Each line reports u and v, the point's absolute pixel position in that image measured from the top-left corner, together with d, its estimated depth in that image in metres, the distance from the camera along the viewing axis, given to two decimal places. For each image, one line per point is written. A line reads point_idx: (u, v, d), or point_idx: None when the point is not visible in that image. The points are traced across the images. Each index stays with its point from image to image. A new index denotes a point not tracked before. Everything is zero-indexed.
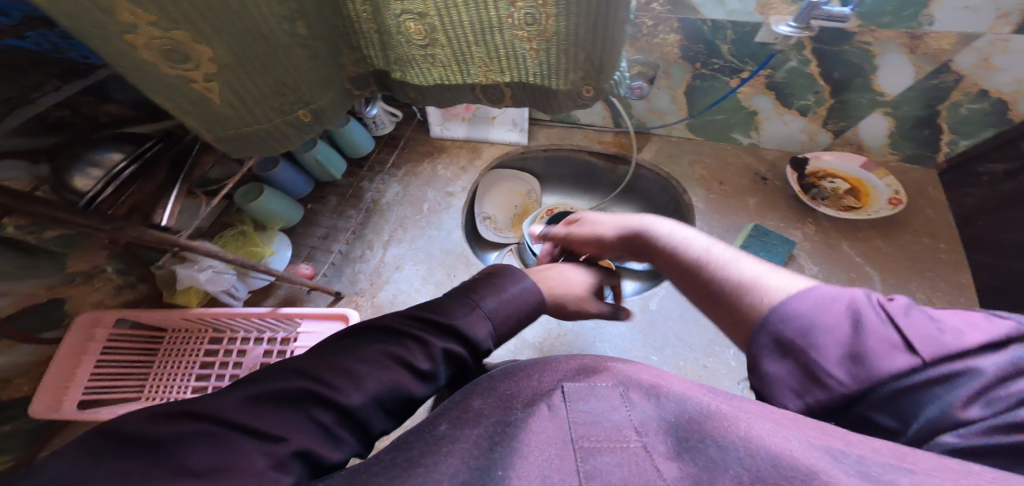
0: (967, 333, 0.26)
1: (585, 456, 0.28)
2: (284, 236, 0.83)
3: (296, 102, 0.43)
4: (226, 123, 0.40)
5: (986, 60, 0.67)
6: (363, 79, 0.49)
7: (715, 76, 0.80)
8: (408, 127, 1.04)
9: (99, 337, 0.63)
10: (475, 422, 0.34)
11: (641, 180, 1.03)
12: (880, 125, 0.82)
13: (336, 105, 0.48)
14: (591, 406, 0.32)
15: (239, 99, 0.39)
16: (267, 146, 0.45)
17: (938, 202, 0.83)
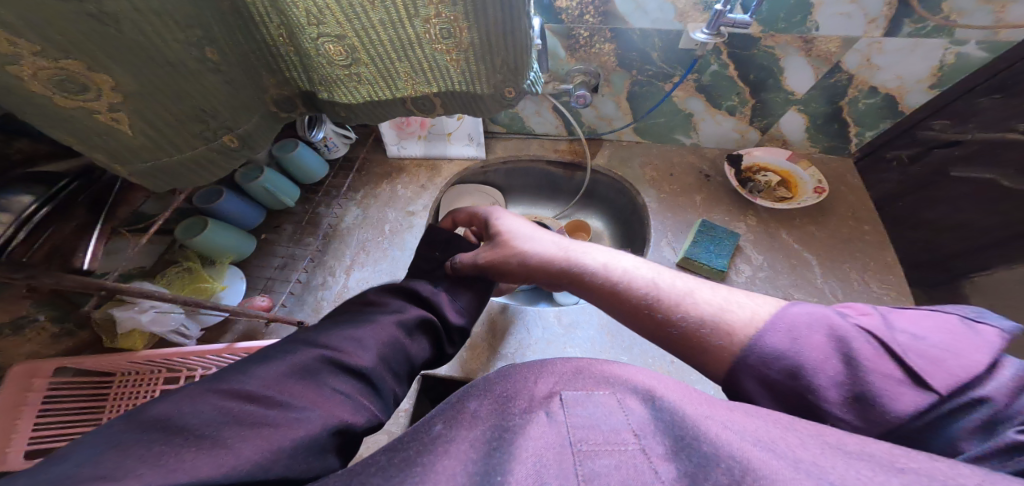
0: (972, 346, 0.32)
1: (584, 459, 0.29)
2: (236, 269, 0.82)
3: (219, 128, 0.44)
4: (145, 154, 0.39)
5: (868, 60, 0.75)
6: (289, 101, 0.52)
7: (651, 82, 0.85)
8: (363, 149, 1.05)
9: (39, 386, 0.58)
10: (471, 423, 0.34)
11: (599, 185, 1.06)
12: (796, 121, 0.89)
13: (260, 129, 0.49)
14: (587, 409, 0.33)
15: (154, 129, 0.38)
16: (193, 175, 0.44)
17: (856, 187, 0.91)
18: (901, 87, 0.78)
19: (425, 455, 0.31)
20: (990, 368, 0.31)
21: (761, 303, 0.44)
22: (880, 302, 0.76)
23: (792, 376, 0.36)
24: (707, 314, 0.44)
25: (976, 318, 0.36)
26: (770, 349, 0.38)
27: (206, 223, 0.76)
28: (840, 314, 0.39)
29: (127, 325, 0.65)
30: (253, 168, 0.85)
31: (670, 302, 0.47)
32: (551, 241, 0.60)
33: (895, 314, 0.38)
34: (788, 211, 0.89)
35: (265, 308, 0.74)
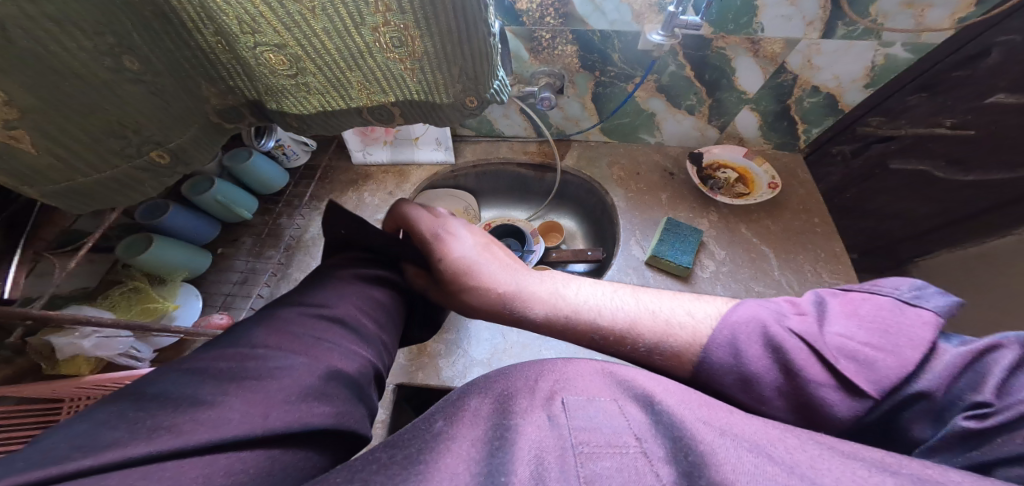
0: (906, 340, 0.34)
1: (585, 460, 0.28)
2: (190, 286, 0.77)
3: (143, 144, 0.42)
4: (54, 175, 0.37)
5: (809, 60, 0.79)
6: (235, 111, 0.50)
7: (613, 83, 0.87)
8: (326, 156, 1.02)
9: None
10: (472, 422, 0.33)
11: (569, 185, 1.07)
12: (750, 120, 0.93)
13: (194, 142, 0.47)
14: (587, 412, 0.32)
15: (62, 146, 0.36)
16: (111, 195, 0.42)
17: (807, 181, 0.97)
18: (839, 86, 0.84)
19: (426, 454, 0.29)
20: (925, 361, 0.33)
21: (708, 314, 0.44)
22: None
23: (743, 389, 0.38)
24: (654, 339, 0.44)
25: (911, 300, 0.37)
26: (717, 366, 0.39)
27: (151, 239, 0.72)
28: (778, 317, 0.39)
29: (69, 352, 0.62)
30: (202, 181, 0.82)
31: (617, 331, 0.46)
32: (503, 270, 0.56)
33: (834, 306, 0.39)
34: (746, 206, 0.93)
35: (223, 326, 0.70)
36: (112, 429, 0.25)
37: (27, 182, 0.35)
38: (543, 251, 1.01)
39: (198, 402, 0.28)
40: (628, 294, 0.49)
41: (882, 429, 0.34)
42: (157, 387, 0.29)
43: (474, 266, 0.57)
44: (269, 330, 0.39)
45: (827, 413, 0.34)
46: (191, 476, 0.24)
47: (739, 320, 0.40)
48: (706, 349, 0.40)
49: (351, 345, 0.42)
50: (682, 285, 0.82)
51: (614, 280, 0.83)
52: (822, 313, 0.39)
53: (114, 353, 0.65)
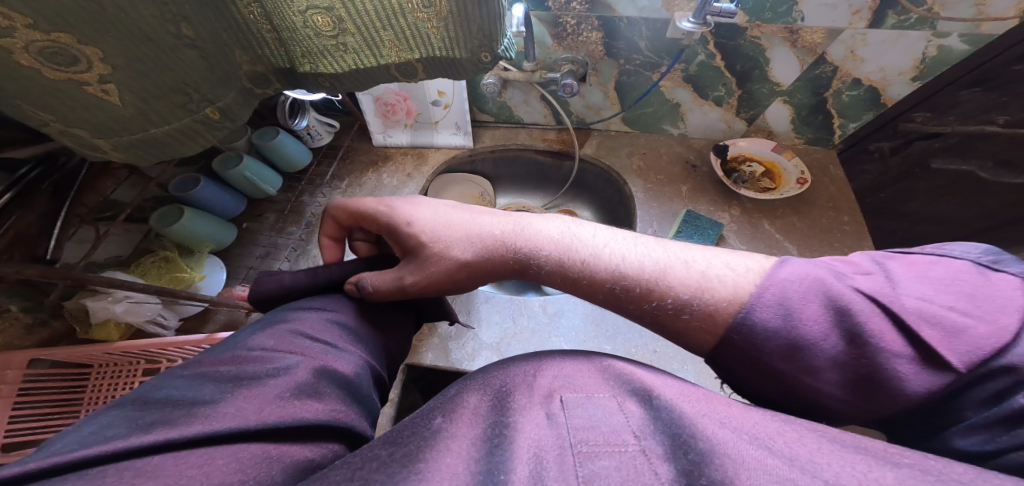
0: (1000, 307, 0.31)
1: (583, 460, 0.28)
2: (216, 258, 0.80)
3: (200, 102, 0.51)
4: (130, 127, 0.46)
5: (852, 52, 0.75)
6: (262, 77, 0.58)
7: (638, 72, 0.84)
8: (348, 137, 1.03)
9: (11, 379, 0.58)
10: (472, 420, 0.34)
11: (587, 174, 1.06)
12: (781, 112, 0.89)
13: (238, 102, 0.56)
14: (587, 410, 0.33)
15: (140, 99, 0.45)
16: (179, 143, 0.52)
17: (838, 178, 0.92)
18: (884, 79, 0.79)
19: (425, 451, 0.30)
20: (1022, 331, 0.30)
21: (749, 267, 0.40)
22: None
23: (790, 357, 0.35)
24: (689, 294, 0.40)
25: (990, 264, 0.35)
26: (764, 328, 0.36)
27: (183, 211, 0.75)
28: (837, 276, 0.36)
29: (101, 315, 0.66)
30: (231, 157, 0.84)
31: (646, 283, 0.42)
32: (491, 219, 0.51)
33: (897, 267, 0.37)
34: (771, 201, 0.89)
35: (245, 298, 0.73)
36: (114, 426, 0.27)
37: (113, 131, 0.46)
38: None
39: (197, 402, 0.30)
40: (645, 241, 0.46)
41: (933, 406, 0.32)
42: (162, 390, 0.31)
43: (459, 217, 0.52)
44: (273, 334, 0.41)
45: (898, 388, 0.32)
46: (190, 473, 0.25)
47: (783, 273, 0.37)
48: (749, 307, 0.37)
49: (345, 346, 0.43)
50: None
51: None
52: (889, 267, 0.37)
53: (143, 319, 0.69)
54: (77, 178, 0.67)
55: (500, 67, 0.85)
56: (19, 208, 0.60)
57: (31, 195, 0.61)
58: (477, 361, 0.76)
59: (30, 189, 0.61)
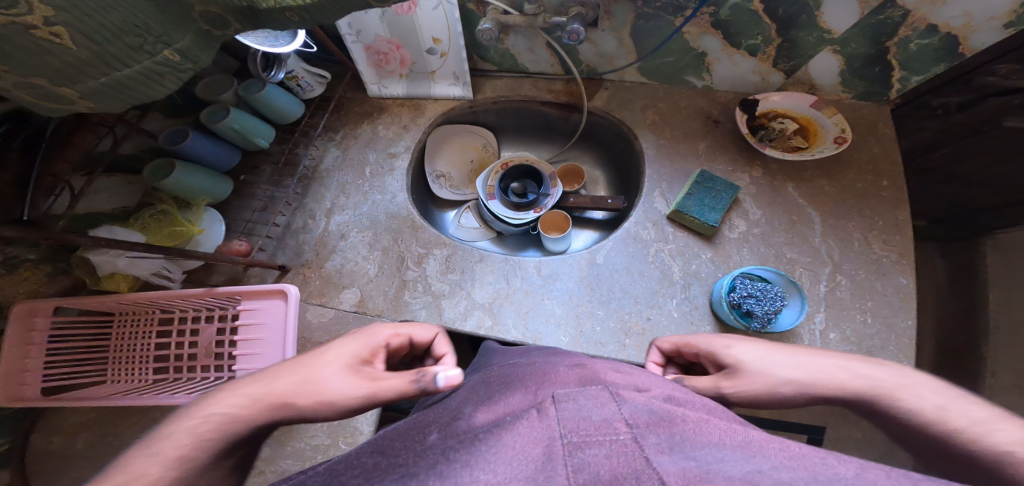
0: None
1: (572, 451, 0.24)
2: (214, 211, 0.80)
3: (156, 43, 0.40)
4: (88, 70, 0.38)
5: None
6: (218, 18, 0.42)
7: (659, 16, 0.72)
8: (341, 87, 0.96)
9: (40, 325, 0.67)
10: (460, 429, 0.32)
11: (595, 127, 0.98)
12: (830, 63, 0.76)
13: (202, 41, 0.44)
14: (582, 404, 0.30)
15: (95, 42, 0.37)
16: (141, 90, 0.43)
17: (885, 136, 0.81)
18: (967, 26, 0.64)
19: (398, 460, 0.29)
20: None
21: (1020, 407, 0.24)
22: (875, 265, 0.73)
23: None
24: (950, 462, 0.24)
25: None
26: None
27: (173, 165, 0.73)
28: None
29: (108, 268, 0.69)
30: (218, 109, 0.79)
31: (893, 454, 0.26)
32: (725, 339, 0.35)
33: None
34: (799, 163, 0.81)
35: (243, 252, 0.74)
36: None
37: (72, 79, 0.38)
38: (561, 195, 0.99)
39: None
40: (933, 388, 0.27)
41: None
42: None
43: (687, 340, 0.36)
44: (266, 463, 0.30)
45: None
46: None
47: None
48: None
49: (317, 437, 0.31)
50: (704, 245, 0.78)
51: (628, 232, 0.80)
52: None
53: (147, 272, 0.72)
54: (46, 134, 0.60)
55: (498, 11, 0.75)
56: None
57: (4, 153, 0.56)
58: (469, 321, 0.76)
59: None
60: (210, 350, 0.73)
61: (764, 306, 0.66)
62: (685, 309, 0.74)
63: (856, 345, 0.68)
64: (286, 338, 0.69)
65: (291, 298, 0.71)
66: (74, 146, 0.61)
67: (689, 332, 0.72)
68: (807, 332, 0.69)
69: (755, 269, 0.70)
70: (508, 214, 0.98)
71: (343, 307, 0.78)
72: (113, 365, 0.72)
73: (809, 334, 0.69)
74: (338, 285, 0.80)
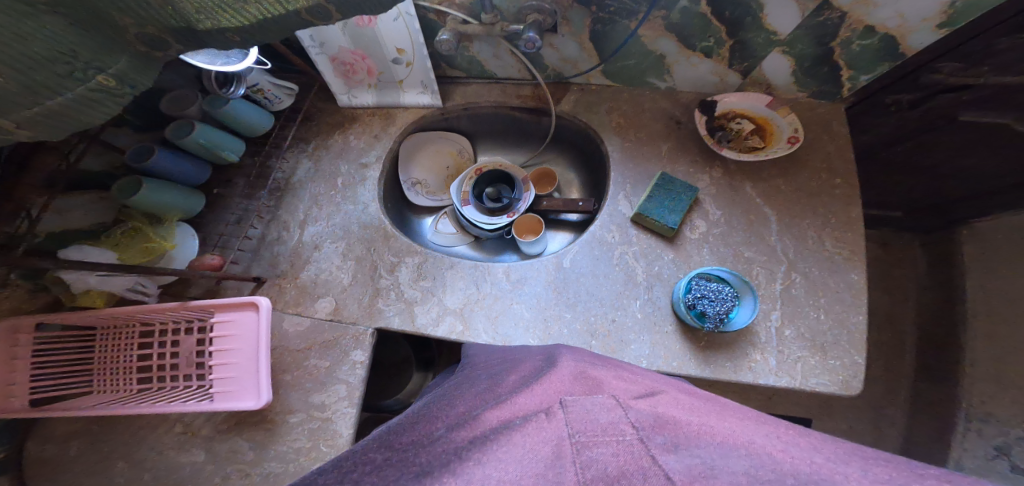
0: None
1: (581, 449, 0.32)
2: (187, 226, 0.80)
3: (86, 68, 0.41)
4: (17, 101, 0.38)
5: None
6: (157, 39, 0.44)
7: (614, 20, 0.73)
8: (310, 98, 0.96)
9: (24, 342, 0.63)
10: (479, 421, 0.39)
11: (565, 130, 0.99)
12: (780, 64, 0.77)
13: (142, 64, 0.46)
14: (584, 406, 0.36)
15: (20, 72, 0.37)
16: (80, 116, 0.44)
17: (838, 136, 0.82)
18: (902, 27, 0.64)
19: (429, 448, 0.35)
20: None
21: None
22: (827, 262, 0.74)
23: None
24: None
25: None
26: None
27: (138, 182, 0.71)
28: None
29: (81, 285, 0.67)
30: (183, 124, 0.78)
31: None
32: None
33: None
34: (758, 162, 0.81)
35: (215, 266, 0.73)
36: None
37: (4, 111, 0.38)
38: (533, 198, 1.00)
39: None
40: None
41: None
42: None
43: None
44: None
45: None
46: None
47: None
48: None
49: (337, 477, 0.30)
50: (665, 246, 0.78)
51: (594, 236, 0.81)
52: None
53: (121, 288, 0.70)
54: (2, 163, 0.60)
55: (458, 21, 0.76)
56: None
57: None
58: (441, 327, 0.77)
59: None
60: (193, 360, 0.67)
61: (716, 307, 0.69)
62: (649, 310, 0.75)
63: (810, 340, 0.70)
64: (259, 349, 0.65)
65: (263, 309, 0.66)
66: (35, 170, 0.64)
67: (653, 332, 0.73)
68: (764, 330, 0.71)
69: (713, 270, 0.70)
70: (482, 219, 0.98)
71: (319, 316, 0.78)
72: (99, 377, 0.67)
73: (765, 331, 0.71)
74: (314, 295, 0.80)
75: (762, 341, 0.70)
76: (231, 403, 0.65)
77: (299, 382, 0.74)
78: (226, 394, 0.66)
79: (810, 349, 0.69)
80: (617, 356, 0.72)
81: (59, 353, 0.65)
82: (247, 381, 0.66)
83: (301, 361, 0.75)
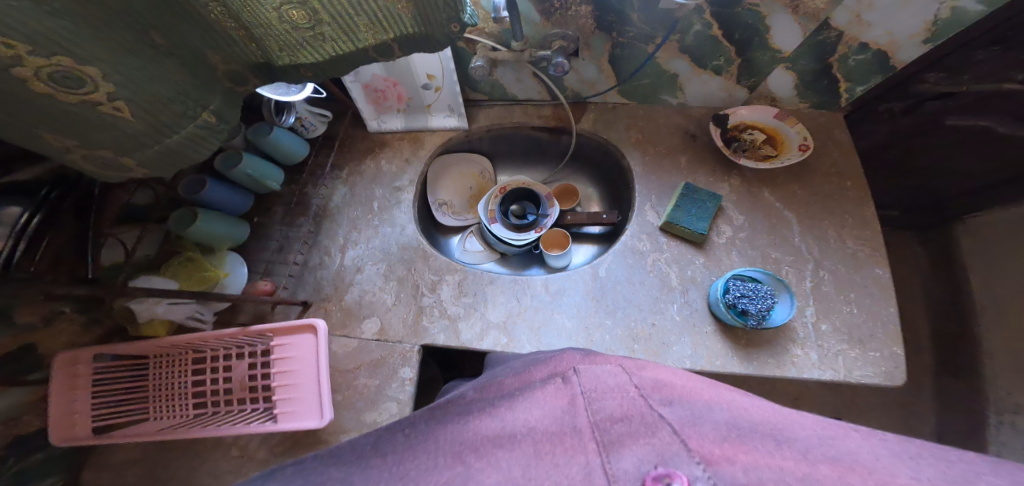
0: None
1: (591, 401, 0.34)
2: (236, 254, 0.83)
3: (196, 106, 0.46)
4: (141, 141, 0.44)
5: (857, 16, 0.69)
6: (241, 75, 0.50)
7: (632, 44, 0.80)
8: (342, 126, 1.02)
9: (83, 372, 0.63)
10: (502, 390, 0.42)
11: (584, 147, 1.05)
12: (784, 79, 0.84)
13: (230, 101, 0.51)
14: (596, 371, 0.39)
15: (149, 113, 0.42)
16: (186, 154, 0.49)
17: (843, 142, 0.89)
18: (892, 43, 0.73)
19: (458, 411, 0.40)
20: None
21: None
22: (852, 259, 0.79)
23: None
24: None
25: None
26: None
27: (195, 212, 0.76)
28: None
29: (146, 315, 0.68)
30: (231, 155, 0.83)
31: None
32: None
33: None
34: (772, 170, 0.88)
35: (269, 291, 0.75)
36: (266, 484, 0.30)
37: (131, 150, 0.45)
38: (558, 214, 1.05)
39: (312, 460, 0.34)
40: None
41: None
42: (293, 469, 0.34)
43: None
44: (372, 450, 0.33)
45: None
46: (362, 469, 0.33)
47: None
48: None
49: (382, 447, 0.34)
50: (696, 251, 0.83)
51: (625, 246, 0.86)
52: None
53: (183, 316, 0.72)
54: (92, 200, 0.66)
55: (487, 48, 0.82)
56: (48, 231, 0.60)
57: (56, 216, 0.61)
58: (486, 341, 0.79)
59: (53, 212, 0.61)
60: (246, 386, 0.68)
61: (757, 304, 0.71)
62: (686, 312, 0.78)
63: (847, 334, 0.73)
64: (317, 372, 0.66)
65: (321, 332, 0.68)
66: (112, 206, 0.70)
67: (693, 333, 0.76)
68: (800, 325, 0.74)
69: (746, 271, 0.76)
70: (511, 236, 1.02)
71: (366, 336, 0.80)
72: (154, 404, 0.67)
73: (802, 326, 0.74)
74: (359, 317, 0.82)
75: (800, 337, 0.74)
76: (292, 423, 0.65)
77: (350, 401, 0.75)
78: (288, 414, 0.66)
79: (848, 343, 0.73)
80: (660, 358, 0.75)
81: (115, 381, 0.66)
82: (306, 401, 0.67)
83: (351, 380, 0.77)
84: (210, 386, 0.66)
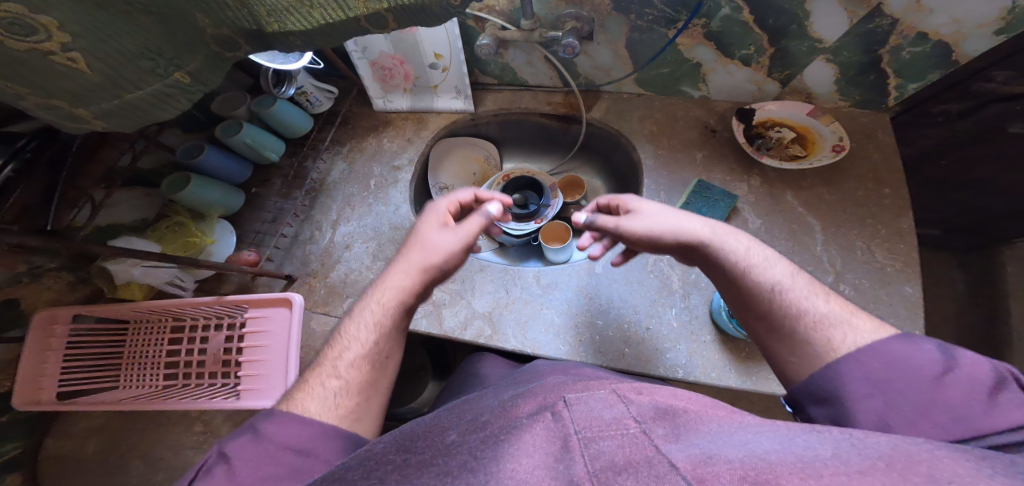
0: (1001, 403, 0.35)
1: (587, 443, 0.26)
2: (226, 223, 0.82)
3: (169, 66, 0.44)
4: (101, 95, 0.42)
5: (918, 0, 0.61)
6: (231, 41, 0.46)
7: (651, 28, 0.74)
8: (348, 101, 0.99)
9: (60, 332, 0.66)
10: (480, 425, 0.33)
11: (594, 137, 0.99)
12: (824, 72, 0.76)
13: (214, 66, 0.48)
14: (590, 402, 0.30)
15: (110, 67, 0.40)
16: (152, 113, 0.47)
17: (885, 146, 0.81)
18: (957, 33, 0.64)
19: (428, 454, 0.31)
20: None
21: (861, 327, 0.45)
22: (880, 274, 0.71)
23: None
24: (830, 316, 0.46)
25: None
26: None
27: (189, 178, 0.76)
28: None
29: (124, 277, 0.68)
30: (231, 124, 0.83)
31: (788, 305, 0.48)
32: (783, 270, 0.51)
33: None
34: (799, 172, 0.80)
35: (252, 262, 0.75)
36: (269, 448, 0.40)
37: (89, 100, 0.42)
38: (561, 205, 1.01)
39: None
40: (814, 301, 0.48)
41: None
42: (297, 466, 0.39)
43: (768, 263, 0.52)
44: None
45: None
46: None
47: None
48: None
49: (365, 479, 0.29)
50: None
51: (626, 243, 0.82)
52: None
53: (161, 281, 0.71)
54: (69, 153, 0.64)
55: (496, 27, 0.78)
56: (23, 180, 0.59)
57: (32, 169, 0.60)
58: (469, 331, 0.76)
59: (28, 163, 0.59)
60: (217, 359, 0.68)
61: None
62: (685, 318, 0.75)
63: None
64: (289, 348, 0.66)
65: (296, 306, 0.67)
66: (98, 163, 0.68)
67: (691, 341, 0.72)
68: None
69: None
70: (508, 225, 0.98)
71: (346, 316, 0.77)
72: (129, 370, 0.69)
73: None
74: (342, 295, 0.79)
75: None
76: (257, 400, 0.65)
77: None
78: (252, 391, 0.66)
79: None
80: (652, 365, 0.71)
81: (92, 345, 0.68)
82: (274, 378, 0.66)
83: None
84: (184, 355, 0.67)
